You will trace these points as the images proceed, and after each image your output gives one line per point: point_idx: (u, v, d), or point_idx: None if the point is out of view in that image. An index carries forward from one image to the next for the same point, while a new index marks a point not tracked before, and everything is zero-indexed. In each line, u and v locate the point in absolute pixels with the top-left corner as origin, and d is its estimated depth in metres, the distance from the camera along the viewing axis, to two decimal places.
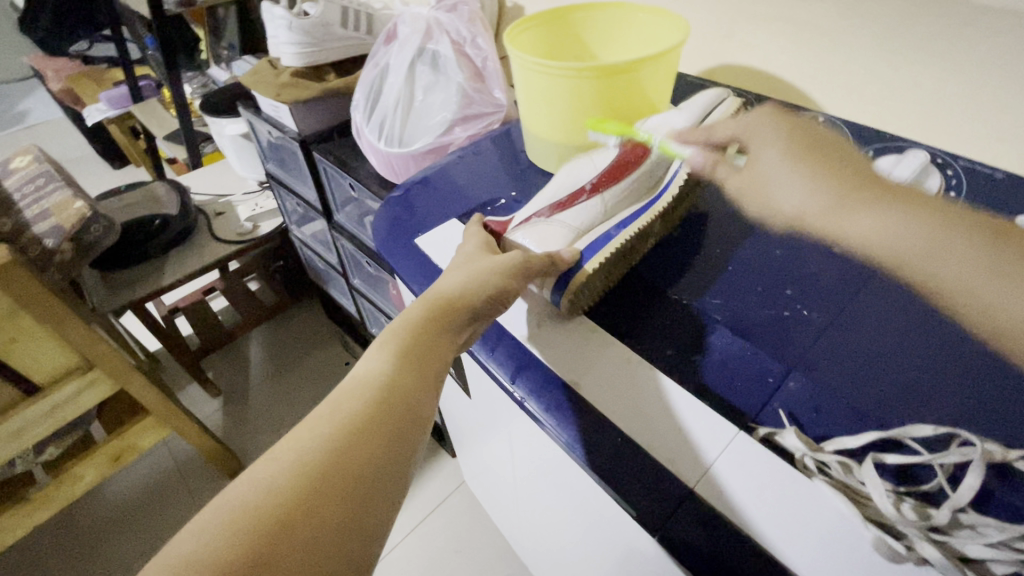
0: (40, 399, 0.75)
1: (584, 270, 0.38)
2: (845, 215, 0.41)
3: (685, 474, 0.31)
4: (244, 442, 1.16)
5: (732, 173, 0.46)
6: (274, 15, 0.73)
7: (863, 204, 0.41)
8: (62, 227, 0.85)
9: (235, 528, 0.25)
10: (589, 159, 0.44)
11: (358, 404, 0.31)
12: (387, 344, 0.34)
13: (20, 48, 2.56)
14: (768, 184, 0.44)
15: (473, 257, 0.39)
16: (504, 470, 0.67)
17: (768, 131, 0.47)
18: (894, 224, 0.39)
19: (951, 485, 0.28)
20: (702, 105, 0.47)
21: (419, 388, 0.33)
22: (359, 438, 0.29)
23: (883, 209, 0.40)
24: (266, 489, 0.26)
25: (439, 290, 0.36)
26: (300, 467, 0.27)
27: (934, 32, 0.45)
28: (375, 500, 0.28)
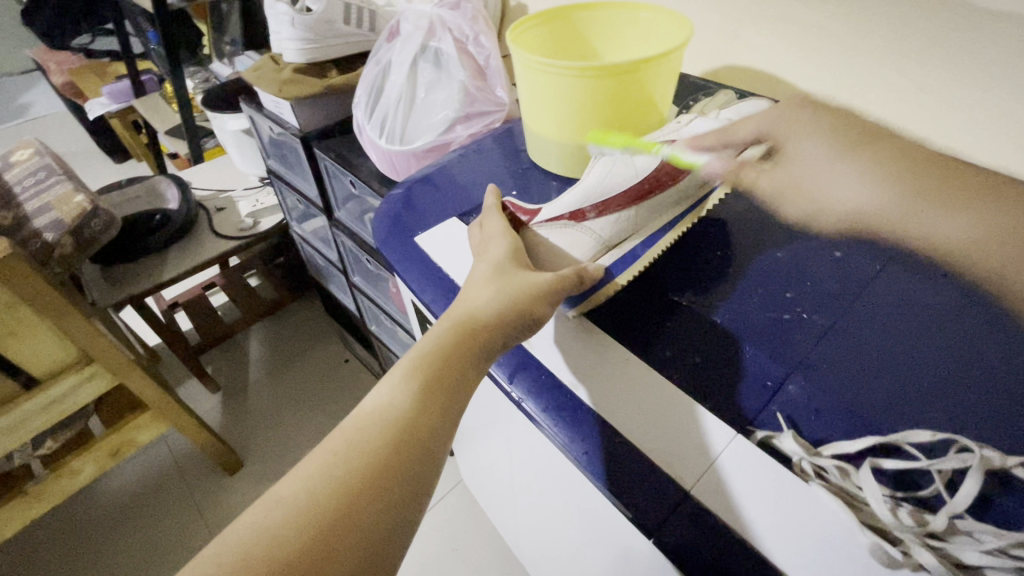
0: (39, 393, 0.75)
1: (617, 282, 0.40)
2: (908, 211, 0.40)
3: (683, 475, 0.31)
4: (242, 438, 1.16)
5: (766, 171, 0.46)
6: (278, 11, 0.73)
7: (918, 202, 0.40)
8: (63, 221, 0.85)
9: (258, 564, 0.26)
10: (630, 156, 0.42)
11: (380, 441, 0.31)
12: (414, 374, 0.33)
13: (23, 41, 2.56)
14: (822, 182, 0.43)
15: (503, 267, 0.39)
16: (502, 470, 0.67)
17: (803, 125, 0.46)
18: (950, 219, 0.39)
19: (949, 491, 0.28)
20: (751, 111, 0.45)
21: (442, 425, 0.32)
22: (383, 473, 0.29)
23: (937, 201, 0.40)
24: (282, 530, 0.27)
25: (467, 314, 0.36)
26: (321, 503, 0.28)
27: (939, 36, 0.45)
28: (391, 543, 0.28)
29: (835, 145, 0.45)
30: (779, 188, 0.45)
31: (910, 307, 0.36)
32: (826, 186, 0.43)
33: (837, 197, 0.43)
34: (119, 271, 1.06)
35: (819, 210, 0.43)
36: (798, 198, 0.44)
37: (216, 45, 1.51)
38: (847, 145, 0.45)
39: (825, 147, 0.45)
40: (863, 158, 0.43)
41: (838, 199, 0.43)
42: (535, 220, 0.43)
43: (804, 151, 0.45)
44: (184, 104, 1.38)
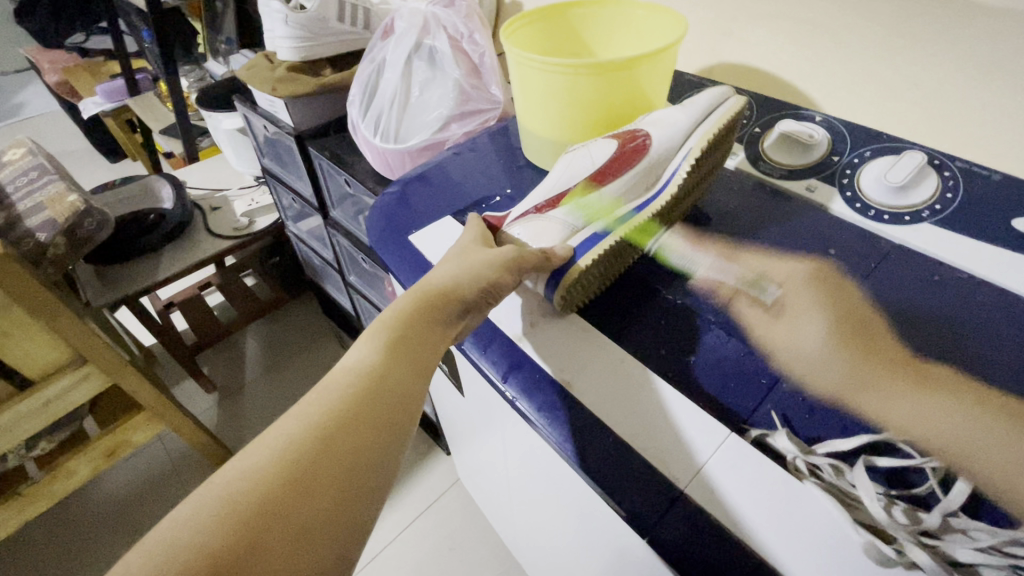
0: (32, 394, 0.75)
1: (578, 265, 0.37)
2: (872, 396, 0.32)
3: (677, 474, 0.31)
4: (238, 438, 1.16)
5: (764, 321, 0.37)
6: (271, 9, 0.73)
7: (892, 391, 0.32)
8: (55, 221, 0.84)
9: (228, 512, 0.25)
10: (587, 150, 0.43)
11: (349, 392, 0.31)
12: (379, 334, 0.34)
13: (16, 39, 2.55)
14: (801, 347, 0.35)
15: (467, 249, 0.39)
16: (497, 468, 0.67)
17: (809, 292, 0.38)
18: (921, 405, 0.31)
19: (942, 489, 0.28)
20: (706, 103, 0.46)
21: (411, 378, 0.33)
22: (351, 424, 0.29)
23: (910, 384, 0.32)
24: (254, 476, 0.26)
25: (430, 281, 0.36)
26: (289, 454, 0.27)
27: (935, 32, 0.45)
28: (364, 495, 0.28)
29: (831, 321, 0.36)
30: (770, 347, 0.35)
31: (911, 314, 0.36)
32: (800, 347, 0.35)
33: (806, 355, 0.34)
34: (114, 270, 1.05)
35: (792, 368, 0.34)
36: (789, 359, 0.34)
37: (211, 43, 1.50)
38: (838, 325, 0.36)
39: (824, 333, 0.35)
40: (846, 330, 0.35)
41: (807, 352, 0.34)
42: (506, 224, 0.43)
43: (805, 328, 0.36)
44: (179, 103, 1.37)
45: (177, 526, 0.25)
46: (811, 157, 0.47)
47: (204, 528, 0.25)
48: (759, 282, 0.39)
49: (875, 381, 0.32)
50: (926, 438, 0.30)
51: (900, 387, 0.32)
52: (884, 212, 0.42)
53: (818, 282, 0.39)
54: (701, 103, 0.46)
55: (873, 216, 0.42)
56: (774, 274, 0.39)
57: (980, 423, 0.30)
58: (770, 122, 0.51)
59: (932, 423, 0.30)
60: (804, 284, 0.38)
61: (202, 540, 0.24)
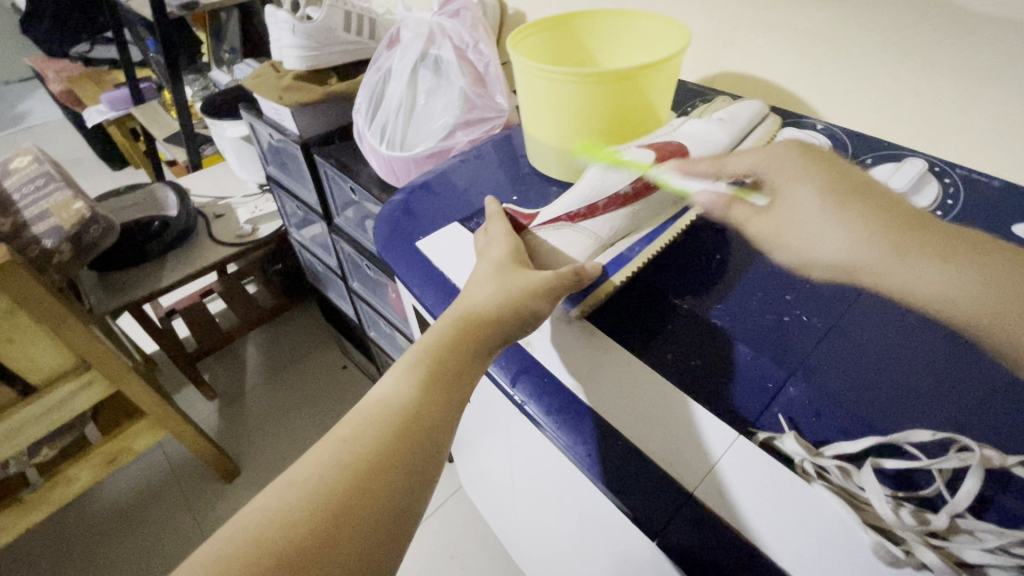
0: (36, 400, 0.75)
1: (612, 281, 0.39)
2: (883, 261, 0.38)
3: (687, 478, 0.31)
4: (238, 446, 1.16)
5: (754, 215, 0.43)
6: (277, 19, 0.74)
7: (907, 254, 0.38)
8: (61, 227, 0.84)
9: (264, 552, 0.26)
10: (622, 156, 0.43)
11: (386, 430, 0.31)
12: (418, 368, 0.34)
13: (22, 50, 2.58)
14: (805, 229, 0.41)
15: (502, 266, 0.39)
16: (501, 475, 0.67)
17: (792, 161, 0.44)
18: (933, 268, 0.37)
19: (949, 491, 0.28)
20: (746, 118, 0.47)
21: (447, 413, 0.33)
22: (385, 465, 0.30)
23: (913, 250, 0.38)
24: (288, 518, 0.27)
25: (469, 308, 0.37)
26: (324, 492, 0.28)
27: (932, 42, 0.46)
28: (393, 536, 0.29)
29: (825, 189, 0.42)
30: (769, 232, 0.42)
31: (916, 318, 0.36)
32: (808, 234, 0.41)
33: (822, 248, 0.40)
34: (117, 278, 1.06)
35: (807, 261, 0.40)
36: (788, 248, 0.41)
37: (215, 53, 1.52)
38: (836, 194, 0.42)
39: (817, 195, 0.42)
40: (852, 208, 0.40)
41: (823, 250, 0.40)
42: (534, 225, 0.43)
43: (800, 195, 0.42)
44: (183, 112, 1.38)
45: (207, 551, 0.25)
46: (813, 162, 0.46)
47: (240, 561, 0.25)
48: (747, 185, 0.45)
49: (890, 250, 0.38)
50: (927, 297, 0.36)
51: (910, 254, 0.38)
52: None
53: (802, 153, 0.45)
54: (739, 121, 0.47)
55: None
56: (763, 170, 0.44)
57: (976, 274, 0.36)
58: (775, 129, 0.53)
59: (937, 284, 0.36)
60: (782, 154, 0.45)
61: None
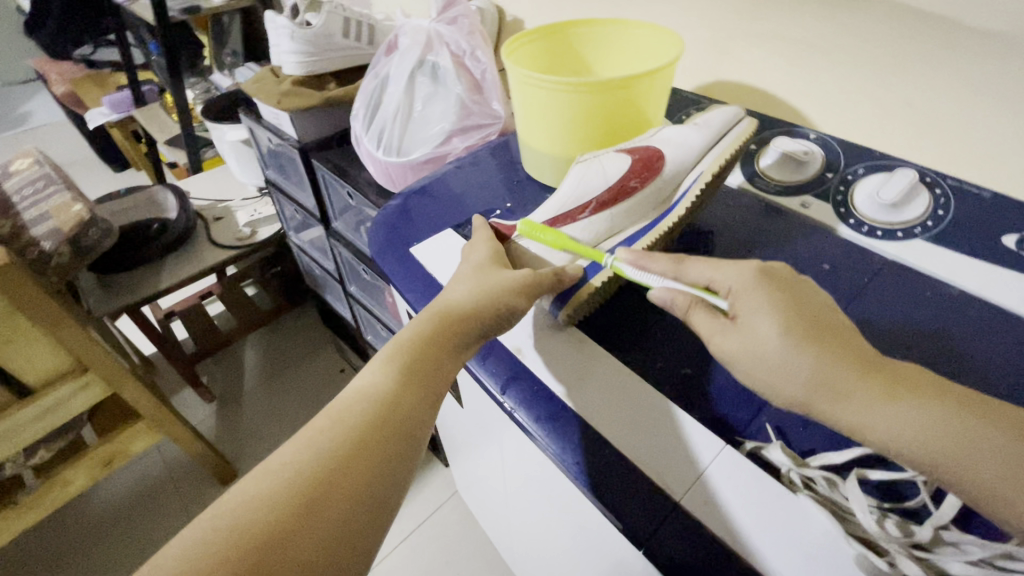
0: (33, 401, 0.75)
1: (590, 285, 0.39)
2: (841, 388, 0.29)
3: (672, 486, 0.32)
4: (235, 449, 1.16)
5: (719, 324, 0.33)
6: (277, 25, 0.74)
7: (871, 393, 0.28)
8: (60, 230, 0.85)
9: (235, 536, 0.26)
10: (597, 164, 0.44)
11: (361, 419, 0.31)
12: (394, 360, 0.34)
13: (25, 52, 2.59)
14: (790, 323, 0.33)
15: (482, 266, 0.40)
16: (495, 480, 0.67)
17: (817, 244, 0.40)
18: (909, 416, 0.27)
19: (934, 503, 0.28)
20: (719, 124, 0.48)
21: (423, 404, 0.33)
22: (360, 452, 0.30)
23: (885, 392, 0.28)
24: (262, 507, 0.27)
25: (446, 303, 0.37)
26: (297, 477, 0.28)
27: (924, 54, 0.46)
28: (366, 523, 0.29)
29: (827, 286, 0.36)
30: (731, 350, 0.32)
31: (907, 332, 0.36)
32: (761, 357, 0.31)
33: (782, 378, 0.30)
34: (116, 280, 1.06)
35: (758, 385, 0.30)
36: (750, 369, 0.31)
37: (217, 56, 1.53)
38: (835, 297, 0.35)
39: (777, 313, 0.31)
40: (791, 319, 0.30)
41: (775, 374, 0.30)
42: (515, 234, 0.44)
43: (754, 313, 0.31)
44: (185, 115, 1.39)
45: (189, 551, 0.26)
46: (806, 173, 0.48)
47: (212, 548, 0.26)
48: (764, 239, 0.41)
49: (851, 376, 0.29)
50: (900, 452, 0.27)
51: (862, 388, 0.28)
52: (877, 227, 0.43)
53: (820, 243, 0.40)
54: (712, 126, 0.48)
55: (868, 232, 0.43)
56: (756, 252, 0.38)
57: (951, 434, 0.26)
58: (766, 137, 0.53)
59: (895, 431, 0.27)
60: (813, 235, 0.40)
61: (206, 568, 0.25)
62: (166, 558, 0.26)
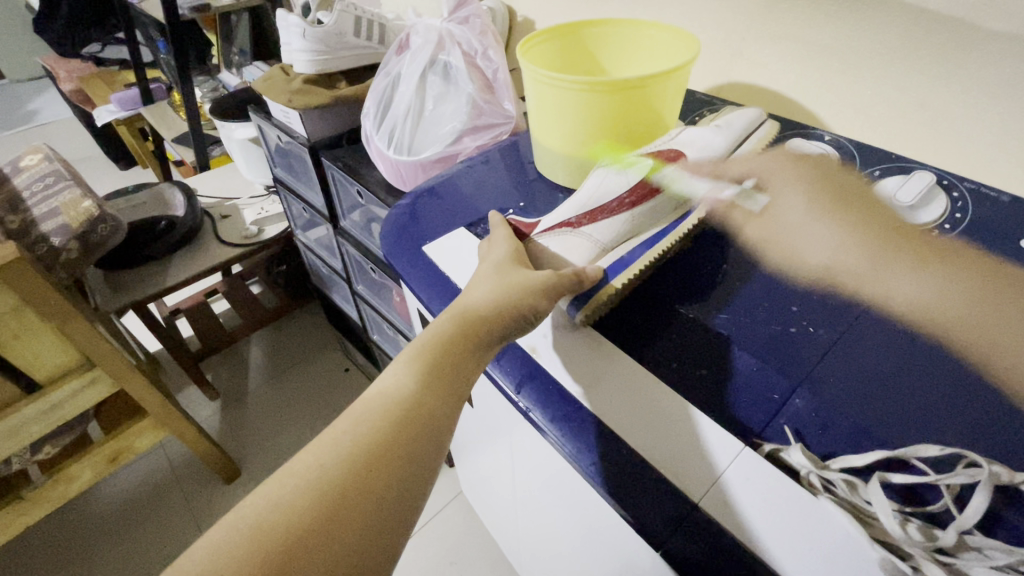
0: (41, 397, 0.75)
1: (612, 285, 0.39)
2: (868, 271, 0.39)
3: (690, 488, 0.31)
4: (240, 446, 1.16)
5: (752, 219, 0.45)
6: (288, 24, 0.75)
7: (877, 258, 0.40)
8: (69, 226, 0.85)
9: (263, 539, 0.26)
10: (623, 164, 0.44)
11: (385, 421, 0.31)
12: (415, 360, 0.34)
13: (35, 49, 2.62)
14: (802, 239, 0.42)
15: (501, 266, 0.39)
16: (503, 482, 0.67)
17: (801, 187, 0.46)
18: (905, 277, 0.38)
19: (957, 507, 0.28)
20: (740, 127, 0.48)
21: (445, 407, 0.33)
22: (384, 455, 0.30)
23: (888, 260, 0.40)
24: (285, 508, 0.27)
25: (467, 306, 0.37)
26: (323, 481, 0.28)
27: (940, 55, 0.46)
28: (393, 526, 0.29)
29: (826, 214, 0.43)
30: (764, 235, 0.43)
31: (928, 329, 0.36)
32: (800, 242, 0.42)
33: (810, 253, 0.41)
34: (124, 276, 1.06)
35: (792, 260, 0.41)
36: (782, 250, 0.42)
37: (226, 55, 1.54)
38: (825, 207, 0.44)
39: (806, 204, 0.45)
40: (840, 219, 0.43)
41: (808, 250, 0.41)
42: (536, 233, 0.44)
43: (788, 205, 0.45)
44: (192, 113, 1.39)
45: (213, 553, 0.26)
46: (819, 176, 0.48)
47: (241, 550, 0.26)
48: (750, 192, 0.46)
49: (872, 259, 0.40)
50: (904, 305, 0.37)
51: (884, 261, 0.40)
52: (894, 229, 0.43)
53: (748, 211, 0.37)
54: (735, 128, 0.48)
55: None
56: (760, 173, 0.47)
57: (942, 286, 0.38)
58: (780, 139, 0.52)
59: (903, 286, 0.38)
60: (791, 177, 0.47)
61: (232, 568, 0.25)
62: (190, 557, 0.26)
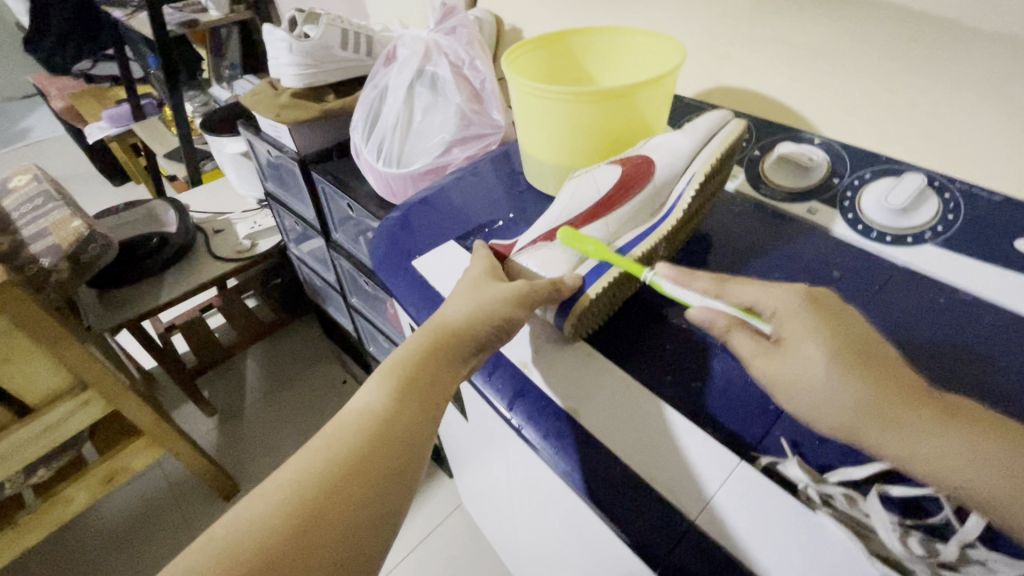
0: (32, 420, 0.74)
1: (588, 294, 0.37)
2: (889, 432, 0.28)
3: (686, 505, 0.31)
4: (237, 463, 1.15)
5: (797, 314, 0.37)
6: (275, 38, 0.74)
7: (923, 388, 0.32)
8: (59, 246, 0.84)
9: (232, 561, 0.25)
10: (591, 175, 0.43)
11: (359, 437, 0.31)
12: (389, 375, 0.34)
13: (26, 68, 2.62)
14: None
15: (478, 281, 0.39)
16: (502, 494, 0.66)
17: (805, 320, 0.30)
18: (961, 415, 0.31)
19: (959, 519, 0.27)
20: (706, 127, 0.46)
21: (421, 421, 0.33)
22: (358, 471, 0.29)
23: (937, 394, 0.32)
24: (257, 528, 0.26)
25: (444, 319, 0.36)
26: (294, 499, 0.28)
27: (928, 56, 0.46)
28: (366, 543, 0.28)
29: (863, 326, 0.37)
30: None
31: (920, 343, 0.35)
32: None
33: None
34: (116, 294, 1.05)
35: None
36: None
37: (216, 70, 1.54)
38: (870, 335, 0.36)
39: (853, 328, 0.37)
40: (889, 350, 0.35)
41: None
42: (513, 252, 0.43)
43: None
44: (183, 128, 1.39)
45: None
46: (811, 179, 0.48)
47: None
48: (791, 284, 0.40)
49: (917, 389, 0.32)
50: None
51: (935, 394, 0.32)
52: (886, 233, 0.43)
53: (845, 288, 0.40)
54: (700, 130, 0.46)
55: (876, 237, 0.43)
56: (808, 277, 0.41)
57: None
58: (770, 144, 0.52)
59: None
60: (798, 314, 0.31)
61: None
62: None
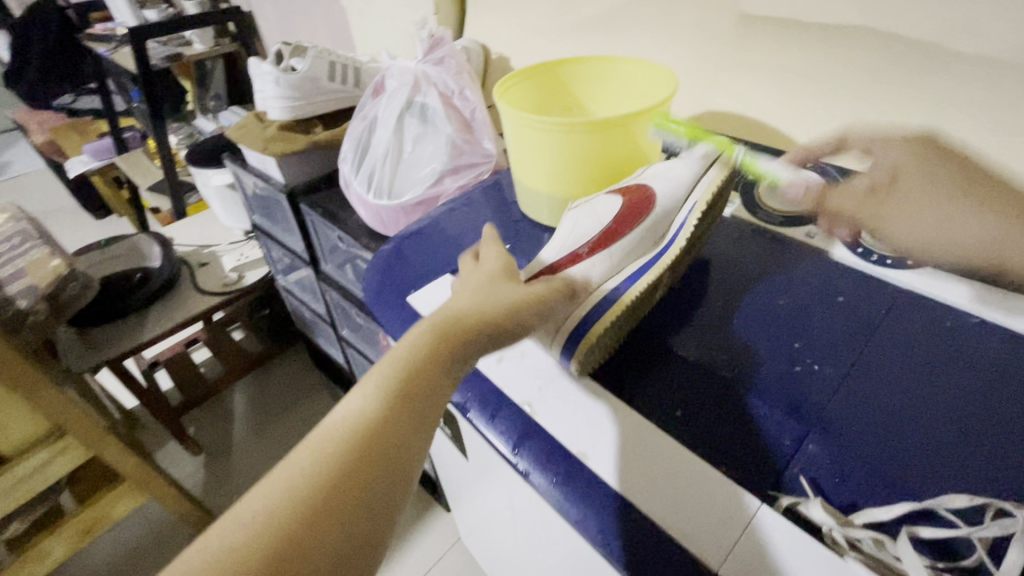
0: (5, 472, 0.70)
1: (596, 328, 0.36)
2: (921, 437, 0.31)
3: (707, 555, 0.29)
4: (224, 504, 1.10)
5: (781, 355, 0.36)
6: (261, 71, 0.74)
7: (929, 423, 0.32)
8: (36, 286, 0.80)
9: None
10: (591, 208, 0.43)
11: (349, 447, 0.28)
12: (387, 374, 0.31)
13: (8, 104, 2.60)
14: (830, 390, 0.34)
15: (489, 280, 0.37)
16: (505, 532, 0.63)
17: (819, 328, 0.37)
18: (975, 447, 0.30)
19: (993, 561, 0.26)
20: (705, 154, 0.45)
21: (416, 430, 0.30)
22: (343, 488, 0.27)
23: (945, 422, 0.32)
24: (228, 557, 0.24)
25: (449, 314, 0.34)
26: (269, 522, 0.25)
27: (916, 79, 0.46)
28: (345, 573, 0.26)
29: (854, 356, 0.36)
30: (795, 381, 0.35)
31: (931, 364, 0.35)
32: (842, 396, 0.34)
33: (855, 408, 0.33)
34: (97, 333, 1.02)
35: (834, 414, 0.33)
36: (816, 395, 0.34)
37: (201, 101, 1.53)
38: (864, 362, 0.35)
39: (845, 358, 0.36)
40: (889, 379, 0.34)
41: (848, 407, 0.33)
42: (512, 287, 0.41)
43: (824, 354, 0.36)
44: (167, 161, 1.37)
45: None
46: (807, 204, 0.48)
47: None
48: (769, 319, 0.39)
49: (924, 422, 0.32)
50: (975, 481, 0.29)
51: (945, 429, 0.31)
52: (886, 255, 0.42)
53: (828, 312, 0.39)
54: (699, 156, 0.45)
55: (876, 259, 0.42)
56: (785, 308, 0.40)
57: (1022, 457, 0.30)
58: None
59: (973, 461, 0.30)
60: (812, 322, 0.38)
61: None
62: None
